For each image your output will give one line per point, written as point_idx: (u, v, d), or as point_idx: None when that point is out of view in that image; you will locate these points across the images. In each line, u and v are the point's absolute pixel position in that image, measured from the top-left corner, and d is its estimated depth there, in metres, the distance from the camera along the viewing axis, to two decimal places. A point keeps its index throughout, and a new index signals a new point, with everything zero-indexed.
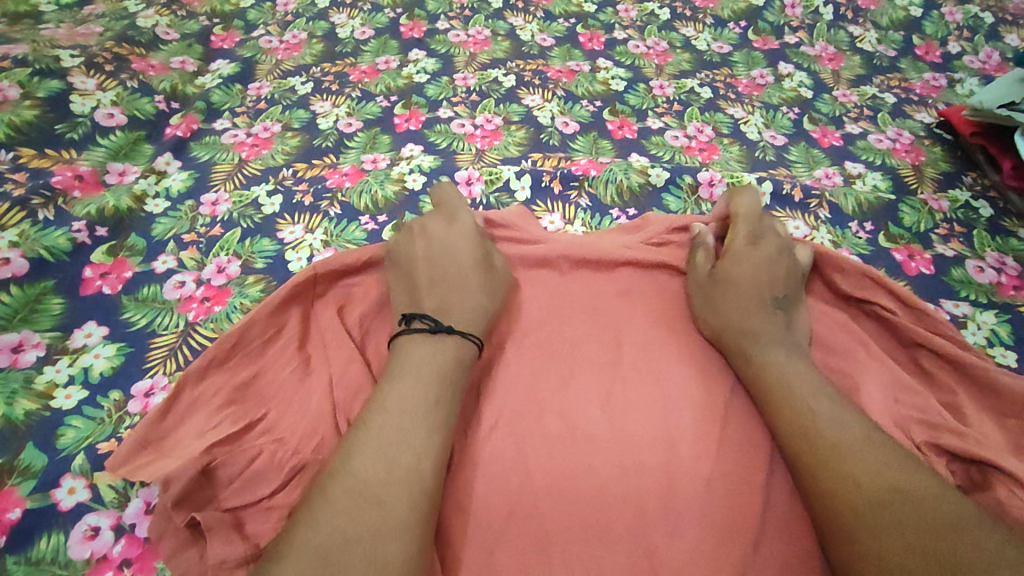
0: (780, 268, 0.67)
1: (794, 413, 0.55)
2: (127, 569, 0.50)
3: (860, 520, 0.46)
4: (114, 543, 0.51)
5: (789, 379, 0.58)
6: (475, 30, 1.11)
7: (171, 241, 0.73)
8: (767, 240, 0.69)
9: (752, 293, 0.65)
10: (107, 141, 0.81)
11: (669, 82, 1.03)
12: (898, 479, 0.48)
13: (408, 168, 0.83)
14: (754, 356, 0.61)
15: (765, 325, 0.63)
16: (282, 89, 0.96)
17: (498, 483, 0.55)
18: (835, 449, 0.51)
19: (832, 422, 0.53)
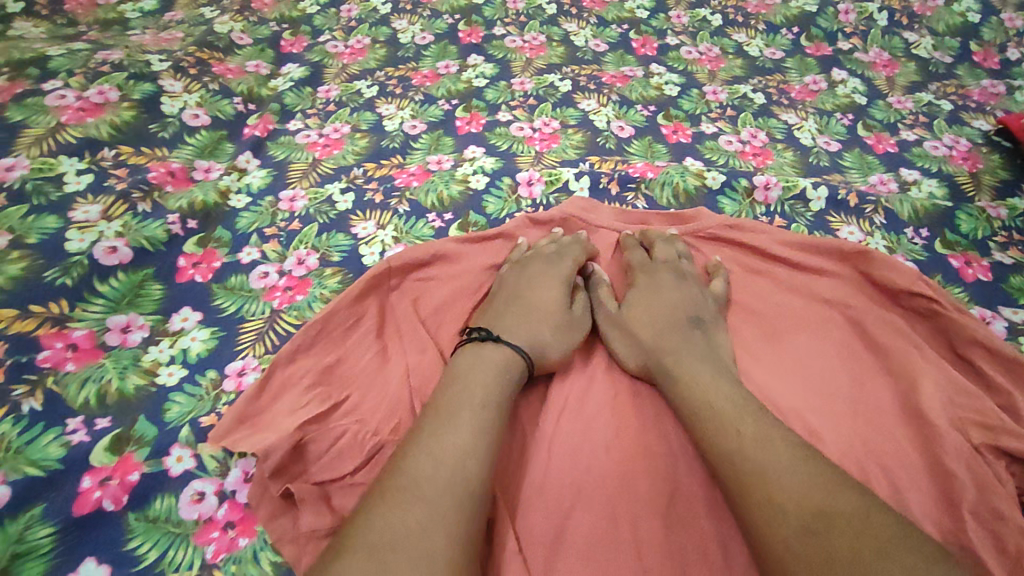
0: (699, 299, 0.70)
1: (717, 438, 0.55)
2: (231, 530, 0.54)
3: (783, 545, 0.47)
4: (219, 507, 0.56)
5: (715, 398, 0.58)
6: (530, 36, 1.15)
7: (254, 234, 0.78)
8: (681, 271, 0.73)
9: (665, 320, 0.68)
10: (194, 140, 0.87)
11: (723, 88, 1.05)
12: (823, 505, 0.48)
13: (472, 169, 0.87)
14: (671, 376, 0.62)
15: (674, 348, 0.64)
16: (349, 92, 1.01)
17: (564, 465, 0.58)
18: (762, 478, 0.51)
19: (756, 445, 0.53)
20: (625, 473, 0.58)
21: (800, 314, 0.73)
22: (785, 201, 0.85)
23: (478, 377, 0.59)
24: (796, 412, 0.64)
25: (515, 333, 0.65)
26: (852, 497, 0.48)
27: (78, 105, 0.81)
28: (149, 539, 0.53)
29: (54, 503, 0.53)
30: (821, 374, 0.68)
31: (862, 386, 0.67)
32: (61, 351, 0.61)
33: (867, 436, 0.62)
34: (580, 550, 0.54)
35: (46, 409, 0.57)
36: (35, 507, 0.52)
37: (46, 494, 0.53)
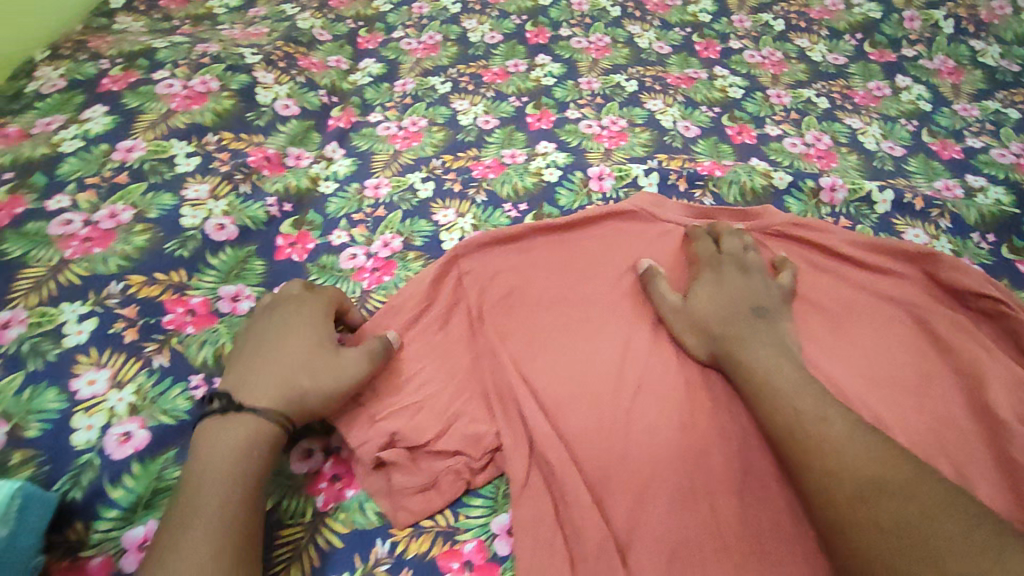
0: (767, 288, 0.72)
1: (779, 412, 0.58)
2: (338, 482, 0.60)
3: (844, 514, 0.50)
4: (325, 462, 0.61)
5: (773, 377, 0.61)
6: (596, 37, 1.18)
7: (343, 218, 0.83)
8: (748, 262, 0.74)
9: (730, 310, 0.69)
10: (285, 129, 0.91)
11: (786, 92, 1.07)
12: (876, 474, 0.51)
13: (544, 163, 0.91)
14: (738, 358, 0.64)
15: (739, 336, 0.66)
16: (424, 87, 1.06)
17: (638, 439, 0.62)
18: (818, 448, 0.54)
19: (815, 419, 0.56)
20: (697, 449, 0.61)
21: (865, 309, 0.75)
22: (850, 203, 0.87)
23: (233, 431, 0.55)
24: (864, 403, 0.66)
25: (308, 383, 0.59)
26: (907, 466, 0.52)
27: (184, 93, 0.87)
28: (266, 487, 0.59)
29: (184, 449, 0.59)
30: (888, 367, 0.70)
31: (928, 380, 0.69)
32: (181, 315, 0.67)
33: (933, 428, 0.65)
34: (659, 518, 0.57)
35: (173, 365, 0.63)
36: (168, 450, 0.58)
37: (177, 439, 0.59)
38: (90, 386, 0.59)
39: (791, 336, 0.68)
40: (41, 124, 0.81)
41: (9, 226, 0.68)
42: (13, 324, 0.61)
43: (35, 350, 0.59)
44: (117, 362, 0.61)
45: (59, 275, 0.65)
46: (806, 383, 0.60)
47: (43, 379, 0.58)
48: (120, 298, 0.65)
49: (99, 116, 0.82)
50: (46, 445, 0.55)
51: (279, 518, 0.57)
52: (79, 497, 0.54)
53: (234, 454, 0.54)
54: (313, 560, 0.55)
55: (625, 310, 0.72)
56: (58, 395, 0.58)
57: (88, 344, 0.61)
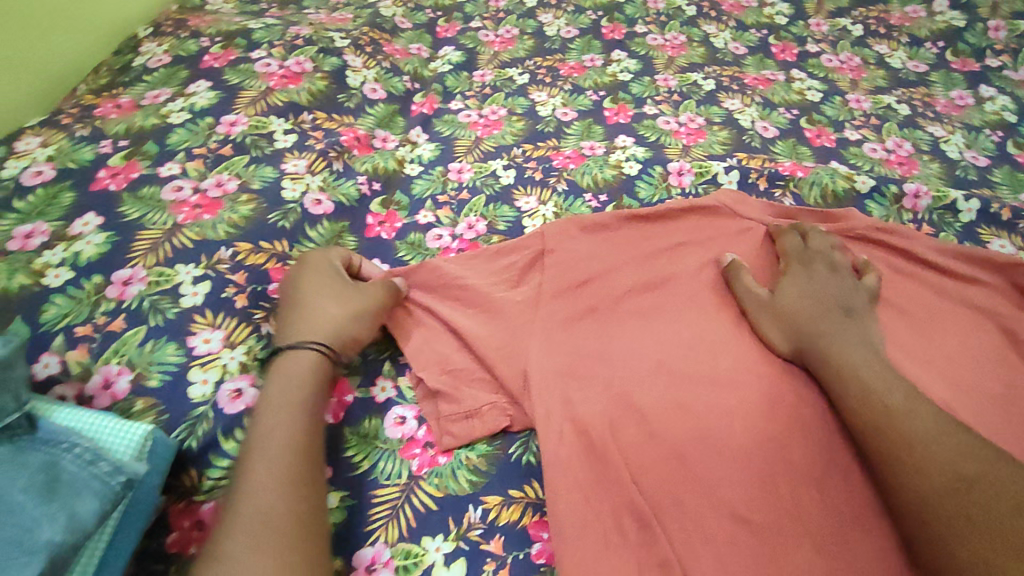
0: (856, 292, 0.72)
1: (865, 410, 0.58)
2: (432, 448, 0.62)
3: (932, 509, 0.50)
4: (419, 428, 0.64)
5: (859, 372, 0.61)
6: (671, 35, 1.19)
7: (428, 201, 0.86)
8: (837, 263, 0.75)
9: (820, 308, 0.69)
10: (373, 111, 0.94)
11: (866, 98, 1.06)
12: (970, 470, 0.51)
13: (624, 156, 0.93)
14: (826, 352, 0.64)
15: (829, 332, 0.66)
16: (502, 77, 1.08)
17: (722, 424, 0.61)
18: (907, 442, 0.54)
19: (908, 415, 0.56)
20: (782, 438, 0.60)
21: (948, 314, 0.74)
22: (934, 210, 0.87)
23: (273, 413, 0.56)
24: (952, 407, 0.66)
25: (335, 306, 0.66)
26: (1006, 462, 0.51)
27: (281, 72, 0.91)
28: (362, 451, 0.62)
29: None
30: (976, 373, 0.69)
31: (1016, 389, 0.68)
32: None
33: (1023, 438, 0.64)
34: (741, 503, 0.57)
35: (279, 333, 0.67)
36: None
37: None
38: (206, 344, 0.62)
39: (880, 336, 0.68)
40: (150, 96, 0.85)
41: (127, 190, 0.72)
42: (135, 282, 0.65)
43: (156, 308, 0.63)
44: (231, 325, 0.64)
45: (174, 238, 0.69)
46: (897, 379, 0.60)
47: (164, 334, 0.61)
48: (230, 263, 0.68)
49: (203, 91, 0.86)
50: (166, 396, 0.59)
51: (376, 480, 0.60)
52: (195, 446, 0.57)
53: (283, 445, 0.53)
54: (410, 521, 0.57)
55: (708, 301, 0.73)
56: (177, 349, 0.61)
57: (203, 305, 0.64)
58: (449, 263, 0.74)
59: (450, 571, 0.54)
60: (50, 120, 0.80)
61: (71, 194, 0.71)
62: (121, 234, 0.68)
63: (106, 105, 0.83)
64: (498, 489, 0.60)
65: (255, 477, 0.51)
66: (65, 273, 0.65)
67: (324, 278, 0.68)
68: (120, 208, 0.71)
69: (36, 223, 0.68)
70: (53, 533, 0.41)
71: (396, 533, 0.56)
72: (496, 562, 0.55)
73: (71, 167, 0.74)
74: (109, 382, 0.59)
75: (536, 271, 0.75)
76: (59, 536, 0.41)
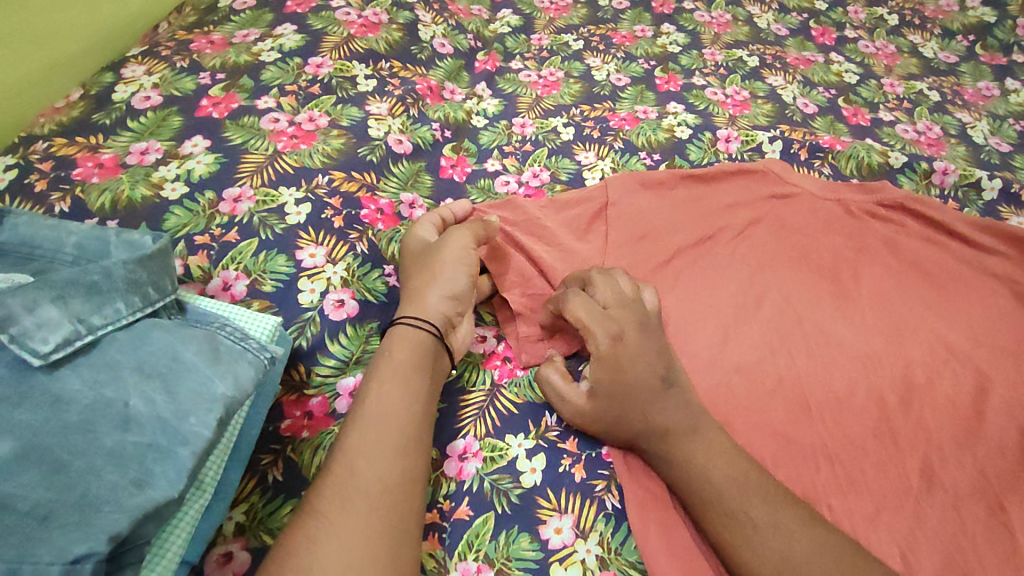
0: (626, 319, 0.64)
1: (731, 502, 0.54)
2: (510, 362, 0.71)
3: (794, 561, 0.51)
4: (497, 345, 0.73)
5: (711, 466, 0.57)
6: (717, 13, 1.24)
7: (495, 150, 0.92)
8: (621, 310, 0.65)
9: (626, 381, 0.60)
10: (443, 64, 1.00)
11: (899, 83, 1.13)
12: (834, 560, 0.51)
13: (676, 121, 0.99)
14: (664, 437, 0.59)
15: (627, 403, 0.60)
16: (558, 43, 1.12)
17: (760, 363, 0.71)
18: (748, 546, 0.52)
19: (768, 524, 0.53)
20: (812, 373, 0.70)
21: (968, 277, 0.82)
22: (960, 187, 0.94)
23: (389, 378, 0.58)
24: (969, 357, 0.74)
25: (417, 272, 0.68)
26: (848, 565, 0.51)
27: (360, 22, 0.96)
28: None
29: (383, 324, 0.70)
30: (990, 329, 0.77)
31: None
32: (374, 212, 0.76)
33: None
34: (775, 426, 0.66)
35: (371, 253, 0.73)
36: (371, 323, 0.69)
37: (376, 315, 0.70)
38: (312, 258, 0.69)
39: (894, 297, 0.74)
40: (240, 35, 0.90)
41: (229, 118, 0.78)
42: (244, 199, 0.71)
43: (265, 223, 0.70)
44: (331, 243, 0.71)
45: (276, 163, 0.75)
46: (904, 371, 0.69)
47: (273, 246, 0.69)
48: (327, 189, 0.75)
49: (290, 34, 0.91)
50: (278, 300, 0.66)
51: (463, 386, 0.68)
52: (304, 345, 0.64)
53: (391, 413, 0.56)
54: (495, 420, 0.65)
55: (751, 256, 0.81)
56: (287, 261, 0.68)
57: (306, 223, 0.71)
58: (522, 203, 0.81)
59: (532, 463, 0.63)
60: (152, 51, 0.86)
61: (179, 119, 0.78)
62: (228, 156, 0.75)
63: (200, 41, 0.88)
64: None
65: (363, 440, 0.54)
66: (181, 187, 0.71)
67: (412, 246, 0.72)
68: (224, 133, 0.77)
69: (150, 142, 0.75)
70: (226, 388, 0.48)
71: (483, 429, 0.64)
72: (571, 458, 0.63)
73: (175, 94, 0.80)
74: (228, 284, 0.66)
75: (600, 219, 0.82)
76: (231, 391, 0.48)
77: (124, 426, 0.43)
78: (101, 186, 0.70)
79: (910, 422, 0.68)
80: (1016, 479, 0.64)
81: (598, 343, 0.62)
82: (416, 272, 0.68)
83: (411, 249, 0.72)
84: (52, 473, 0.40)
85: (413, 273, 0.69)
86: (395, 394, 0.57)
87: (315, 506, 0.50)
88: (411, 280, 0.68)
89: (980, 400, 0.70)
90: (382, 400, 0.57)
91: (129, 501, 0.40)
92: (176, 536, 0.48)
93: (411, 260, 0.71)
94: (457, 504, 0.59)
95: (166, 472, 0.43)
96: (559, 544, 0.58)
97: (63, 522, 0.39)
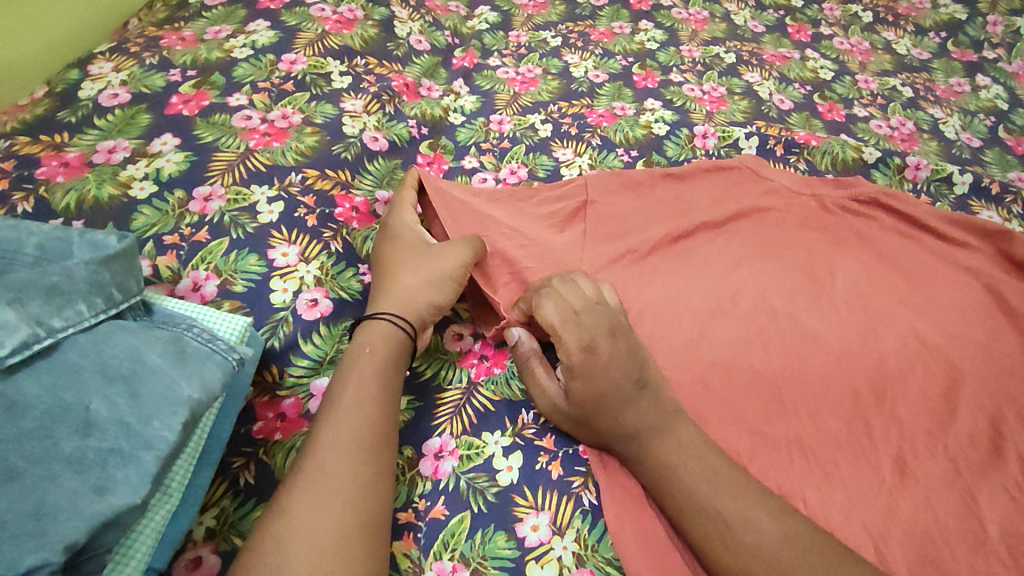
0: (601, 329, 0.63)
1: (703, 496, 0.55)
2: (486, 360, 0.70)
3: (766, 553, 0.51)
4: (474, 343, 0.72)
5: (680, 462, 0.57)
6: (695, 10, 1.24)
7: (473, 147, 0.91)
8: (591, 314, 0.64)
9: (599, 392, 0.60)
10: (419, 61, 0.99)
11: (874, 79, 1.14)
12: (807, 551, 0.51)
13: (653, 118, 1.00)
14: (632, 437, 0.59)
15: (599, 412, 0.60)
16: (536, 39, 1.12)
17: (735, 358, 0.71)
18: (721, 540, 0.52)
19: (740, 519, 0.53)
20: (787, 367, 0.71)
21: (941, 270, 0.83)
22: (932, 181, 0.95)
23: (360, 379, 0.57)
24: (941, 350, 0.74)
25: (405, 273, 0.68)
26: (817, 558, 0.51)
27: (335, 18, 0.95)
28: (426, 360, 0.69)
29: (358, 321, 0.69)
30: (962, 322, 0.78)
31: (998, 335, 0.77)
32: (349, 211, 0.76)
33: (1002, 376, 0.73)
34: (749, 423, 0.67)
35: (345, 252, 0.72)
36: (346, 321, 0.68)
37: (352, 313, 0.69)
38: (285, 257, 0.68)
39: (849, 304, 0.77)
40: (211, 32, 0.89)
41: (200, 115, 0.77)
42: (215, 198, 0.70)
43: (236, 222, 0.69)
44: (304, 242, 0.70)
45: (247, 161, 0.74)
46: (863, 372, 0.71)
47: (245, 246, 0.68)
48: (300, 187, 0.74)
49: (263, 30, 0.90)
50: (250, 300, 0.65)
51: (439, 385, 0.68)
52: (277, 346, 0.64)
53: (363, 413, 0.55)
54: (471, 418, 0.65)
55: (727, 253, 0.82)
56: (258, 260, 0.67)
57: (279, 222, 0.70)
58: (497, 213, 0.80)
59: (508, 461, 0.62)
60: (120, 48, 0.84)
61: (148, 116, 0.76)
62: (198, 154, 0.73)
63: (170, 37, 0.86)
64: None
65: (335, 440, 0.53)
66: (149, 186, 0.70)
67: (401, 243, 0.71)
68: (195, 131, 0.76)
69: (117, 140, 0.73)
70: (192, 390, 0.47)
71: (459, 427, 0.64)
72: (548, 455, 0.63)
73: (144, 91, 0.79)
74: (198, 285, 0.65)
75: (576, 216, 0.82)
76: (197, 393, 0.47)
77: (85, 431, 0.42)
78: (66, 186, 0.68)
79: (883, 414, 0.68)
80: (984, 470, 0.65)
81: (569, 355, 0.62)
82: (405, 271, 0.68)
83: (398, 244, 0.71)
84: (5, 481, 0.39)
85: (401, 267, 0.68)
86: (374, 396, 0.57)
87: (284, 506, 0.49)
88: (399, 276, 0.67)
89: (952, 393, 0.71)
90: (340, 397, 0.56)
91: (88, 508, 0.39)
92: (140, 543, 0.47)
93: (397, 255, 0.70)
94: (432, 503, 0.59)
95: (128, 477, 0.42)
96: (536, 542, 0.57)
97: (17, 531, 0.37)
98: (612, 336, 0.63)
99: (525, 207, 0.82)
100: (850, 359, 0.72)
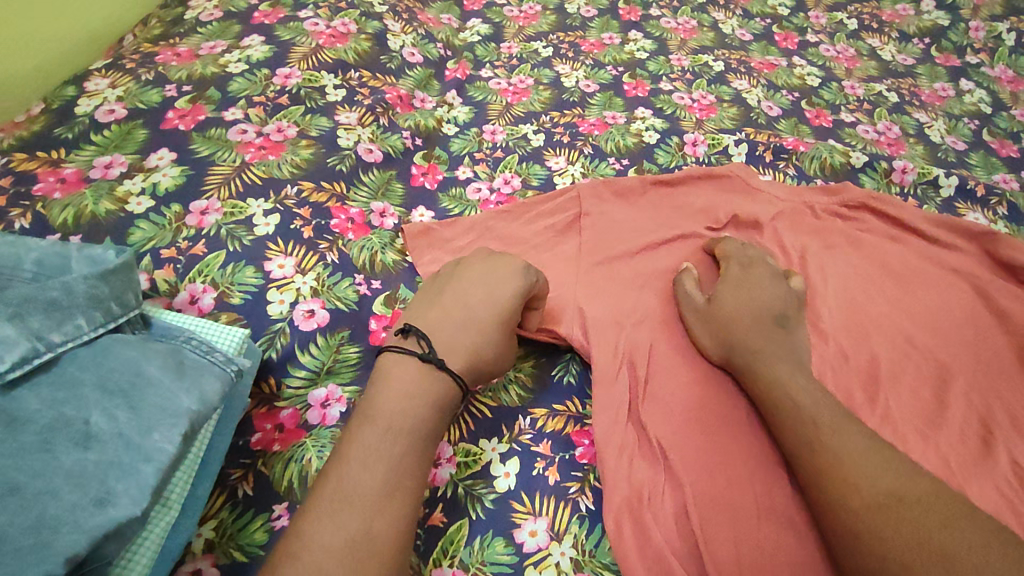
0: (786, 292, 0.73)
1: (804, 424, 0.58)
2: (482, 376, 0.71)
3: (862, 474, 0.52)
4: None
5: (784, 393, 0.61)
6: (683, 20, 1.26)
7: (466, 157, 0.92)
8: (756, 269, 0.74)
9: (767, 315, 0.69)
10: (412, 73, 1.00)
11: (860, 85, 1.16)
12: (897, 484, 0.51)
13: (644, 126, 1.01)
14: (755, 369, 0.64)
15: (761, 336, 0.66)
16: (528, 50, 1.13)
17: None
18: (830, 466, 0.54)
19: (836, 442, 0.55)
20: None
21: (930, 272, 0.84)
22: (919, 185, 0.97)
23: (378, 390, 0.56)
24: (931, 351, 0.76)
25: (474, 316, 0.62)
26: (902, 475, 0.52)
27: (329, 32, 0.96)
28: None
29: (356, 331, 0.69)
30: (951, 322, 0.79)
31: (986, 334, 0.78)
32: (344, 222, 0.76)
33: (990, 376, 0.74)
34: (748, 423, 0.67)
35: (342, 262, 0.73)
36: (343, 331, 0.68)
37: (348, 322, 0.69)
38: (281, 269, 0.69)
39: (837, 306, 0.79)
40: (206, 47, 0.90)
41: (196, 130, 0.78)
42: (211, 212, 0.71)
43: (232, 235, 0.70)
44: (300, 253, 0.71)
45: (243, 175, 0.75)
46: (853, 374, 0.73)
47: (242, 258, 0.68)
48: (296, 200, 0.75)
49: (257, 45, 0.91)
50: (247, 312, 0.66)
51: None
52: (274, 357, 0.64)
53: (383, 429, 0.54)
54: (470, 424, 0.66)
55: None
56: (255, 273, 0.68)
57: (275, 234, 0.71)
58: (488, 232, 0.82)
59: (506, 467, 0.63)
60: (115, 65, 0.85)
61: (144, 132, 0.77)
62: (194, 169, 0.74)
63: (165, 53, 0.87)
64: (545, 402, 0.68)
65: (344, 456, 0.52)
66: (146, 201, 0.70)
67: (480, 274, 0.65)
68: (191, 146, 0.76)
69: (114, 155, 0.74)
70: (190, 402, 0.48)
71: (458, 434, 0.65)
72: (545, 460, 0.64)
73: (140, 107, 0.79)
74: (195, 298, 0.65)
75: (570, 224, 0.84)
76: (196, 405, 0.48)
77: (84, 444, 0.43)
78: (64, 202, 0.69)
79: (876, 415, 0.69)
80: (975, 468, 0.66)
81: (761, 292, 0.71)
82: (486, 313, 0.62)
83: (488, 268, 0.66)
84: (6, 495, 0.39)
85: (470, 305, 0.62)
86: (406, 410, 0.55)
87: (294, 549, 0.46)
88: (466, 313, 0.62)
89: (942, 392, 0.72)
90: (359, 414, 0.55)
91: (89, 521, 0.40)
92: (141, 554, 0.47)
93: (471, 290, 0.64)
94: (431, 509, 0.59)
95: (128, 489, 0.42)
96: (534, 548, 0.58)
97: (18, 545, 0.37)
98: (754, 268, 0.74)
99: (519, 218, 0.84)
100: (841, 360, 0.74)
